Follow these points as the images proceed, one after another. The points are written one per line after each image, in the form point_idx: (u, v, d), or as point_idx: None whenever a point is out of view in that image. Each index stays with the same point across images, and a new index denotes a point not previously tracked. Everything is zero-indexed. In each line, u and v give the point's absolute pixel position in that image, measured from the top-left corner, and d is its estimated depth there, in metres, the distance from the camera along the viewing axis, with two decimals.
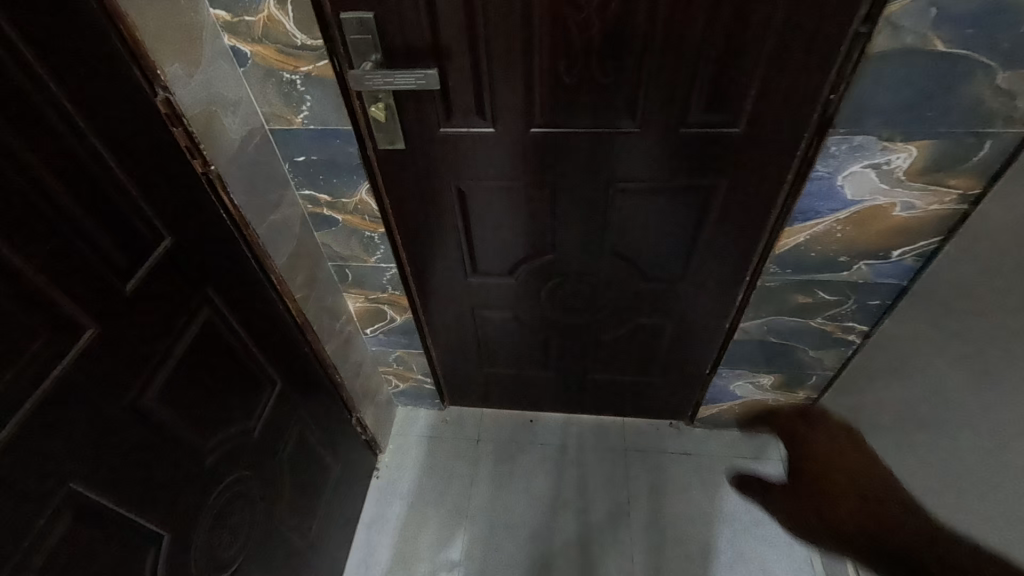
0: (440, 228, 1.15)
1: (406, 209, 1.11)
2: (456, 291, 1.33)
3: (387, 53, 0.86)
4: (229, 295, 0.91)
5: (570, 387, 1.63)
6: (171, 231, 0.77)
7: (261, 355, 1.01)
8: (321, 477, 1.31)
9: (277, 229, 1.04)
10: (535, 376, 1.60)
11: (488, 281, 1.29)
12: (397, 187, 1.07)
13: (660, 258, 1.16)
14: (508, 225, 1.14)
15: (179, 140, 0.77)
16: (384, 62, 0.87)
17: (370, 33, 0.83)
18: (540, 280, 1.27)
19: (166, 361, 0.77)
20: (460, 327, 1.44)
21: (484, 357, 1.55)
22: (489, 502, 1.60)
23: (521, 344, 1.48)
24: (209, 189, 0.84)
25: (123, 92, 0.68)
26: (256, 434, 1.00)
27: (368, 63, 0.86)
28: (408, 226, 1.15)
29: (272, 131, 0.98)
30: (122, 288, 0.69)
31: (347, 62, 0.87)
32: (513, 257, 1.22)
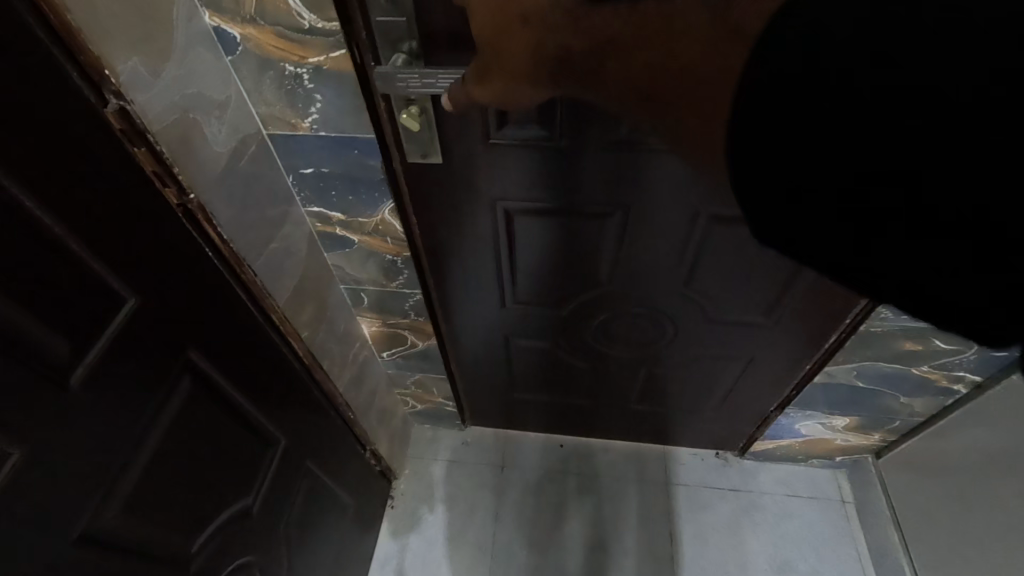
0: (476, 252, 0.95)
1: (437, 231, 0.90)
2: (488, 319, 1.12)
3: (424, 41, 0.64)
4: (221, 353, 0.71)
5: (610, 417, 1.44)
6: (137, 290, 0.56)
7: (263, 415, 0.82)
8: (334, 527, 1.14)
9: (279, 258, 0.84)
10: (570, 405, 1.41)
11: (528, 310, 1.09)
12: (429, 206, 0.85)
13: (745, 291, 0.96)
14: (560, 251, 0.93)
15: (143, 165, 0.56)
16: (419, 53, 0.65)
17: (404, 15, 0.61)
18: (592, 312, 1.06)
19: (134, 464, 0.59)
20: (490, 355, 1.25)
21: (516, 384, 1.36)
22: (518, 536, 1.45)
23: (559, 374, 1.29)
24: (188, 223, 0.63)
25: (56, 110, 0.47)
26: (255, 510, 0.82)
27: (398, 55, 0.64)
28: (439, 251, 0.94)
29: (271, 136, 0.76)
30: (66, 390, 0.50)
31: (371, 53, 0.65)
32: (562, 286, 1.02)
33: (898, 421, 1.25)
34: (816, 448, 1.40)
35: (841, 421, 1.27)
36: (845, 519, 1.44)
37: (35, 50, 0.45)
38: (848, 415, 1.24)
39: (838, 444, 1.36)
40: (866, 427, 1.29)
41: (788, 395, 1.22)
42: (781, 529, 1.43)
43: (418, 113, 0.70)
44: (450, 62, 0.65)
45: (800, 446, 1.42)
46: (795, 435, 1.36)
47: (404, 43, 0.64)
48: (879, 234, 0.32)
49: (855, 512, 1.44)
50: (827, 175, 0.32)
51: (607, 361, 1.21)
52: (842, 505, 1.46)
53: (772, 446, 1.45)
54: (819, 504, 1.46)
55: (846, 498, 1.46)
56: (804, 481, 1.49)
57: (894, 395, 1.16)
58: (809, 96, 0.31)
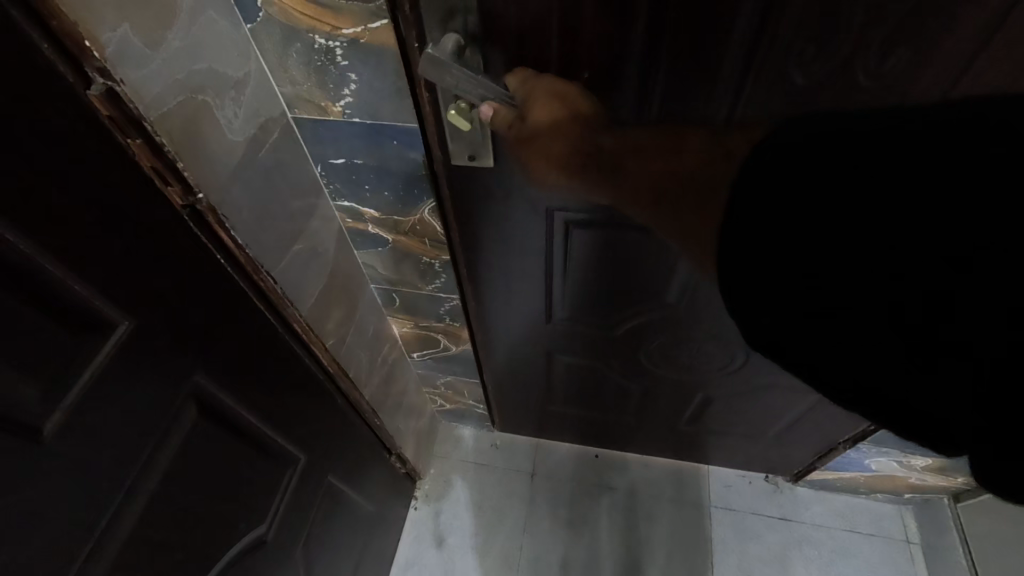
0: (523, 265, 0.82)
1: (481, 242, 0.78)
2: (531, 334, 1.01)
3: (486, 18, 0.51)
4: (235, 376, 0.61)
5: (655, 436, 1.33)
6: (131, 313, 0.47)
7: (282, 436, 0.73)
8: (354, 537, 1.07)
9: (305, 261, 0.73)
10: (611, 422, 1.29)
11: (577, 327, 0.97)
12: (476, 212, 0.73)
13: None
14: (623, 267, 0.80)
15: (139, 161, 0.46)
16: (477, 30, 0.52)
17: None
18: (651, 331, 0.93)
19: (127, 510, 0.51)
20: (530, 367, 1.13)
21: (553, 398, 1.25)
22: (546, 549, 1.37)
23: (603, 391, 1.17)
24: (198, 230, 0.53)
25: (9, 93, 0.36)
26: (270, 537, 0.75)
27: (451, 37, 0.51)
28: (480, 263, 0.82)
29: (297, 120, 0.65)
30: (36, 441, 0.42)
31: (415, 29, 0.52)
32: (619, 306, 0.89)
33: None
34: (883, 483, 1.26)
35: (920, 461, 1.13)
36: (910, 561, 1.30)
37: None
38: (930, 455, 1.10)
39: (912, 482, 1.21)
40: (948, 469, 1.14)
41: (863, 429, 1.07)
42: (835, 567, 1.31)
43: (470, 111, 0.56)
44: (516, 47, 0.53)
45: (864, 481, 1.28)
46: (862, 469, 1.22)
47: (458, 18, 0.51)
48: (850, 275, 0.36)
49: (921, 554, 1.31)
50: (815, 244, 0.37)
51: (660, 381, 1.08)
52: (906, 546, 1.33)
53: (832, 476, 1.31)
54: (880, 541, 1.33)
55: (911, 539, 1.33)
56: (864, 515, 1.36)
57: None
58: (785, 189, 0.38)
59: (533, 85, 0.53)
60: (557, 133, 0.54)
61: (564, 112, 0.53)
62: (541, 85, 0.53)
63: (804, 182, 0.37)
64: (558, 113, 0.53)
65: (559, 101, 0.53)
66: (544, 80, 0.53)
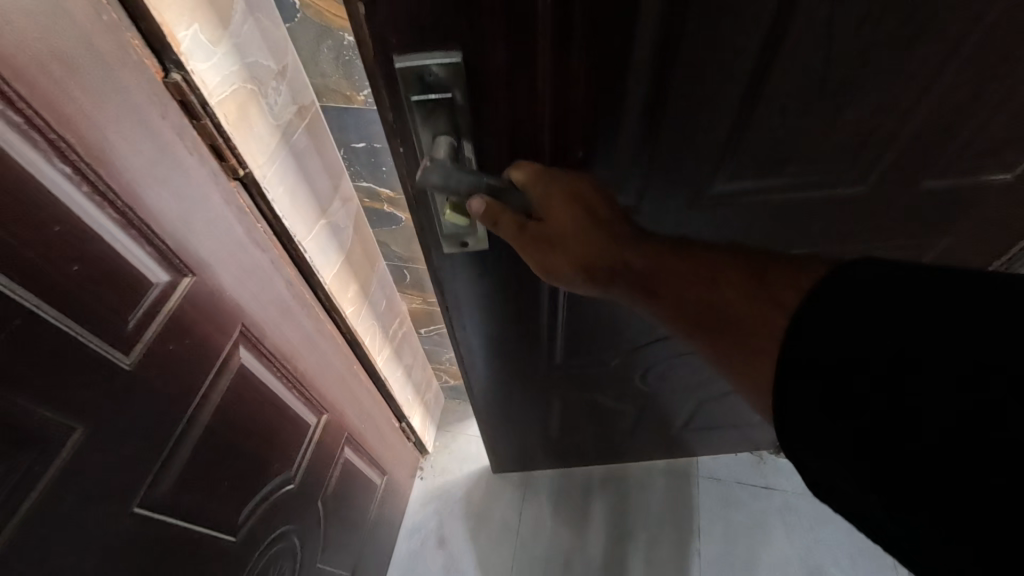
0: (525, 334, 0.85)
1: (481, 324, 0.81)
2: (533, 384, 1.03)
3: (478, 118, 0.48)
4: (268, 328, 0.71)
5: (654, 441, 1.39)
6: (193, 269, 0.56)
7: (306, 390, 0.82)
8: (367, 495, 1.17)
9: (329, 235, 0.82)
10: (610, 433, 1.33)
11: (583, 366, 1.00)
12: (478, 293, 0.73)
13: None
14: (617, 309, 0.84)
15: (199, 139, 0.56)
16: (468, 131, 0.48)
17: (448, 92, 0.45)
18: (651, 356, 1.00)
19: (187, 440, 0.59)
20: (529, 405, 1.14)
21: (555, 432, 1.29)
22: (542, 536, 1.43)
23: (601, 414, 1.22)
24: (241, 199, 0.63)
25: (105, 87, 0.45)
26: (296, 482, 0.84)
27: (442, 141, 0.46)
28: (478, 339, 0.86)
29: (324, 109, 0.72)
30: (127, 367, 0.50)
31: (400, 138, 0.48)
32: (619, 340, 0.94)
33: None
34: None
35: None
36: None
37: (94, 25, 0.44)
38: None
39: None
40: None
41: None
42: (814, 532, 1.40)
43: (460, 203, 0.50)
44: (510, 141, 0.50)
45: None
46: None
47: (444, 122, 0.47)
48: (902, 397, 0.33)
49: None
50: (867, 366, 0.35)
51: (655, 388, 1.13)
52: None
53: None
54: None
55: None
56: None
57: None
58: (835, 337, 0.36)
59: (544, 180, 0.49)
60: (579, 247, 0.51)
61: (584, 218, 0.49)
62: (555, 184, 0.49)
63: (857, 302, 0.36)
64: (579, 220, 0.49)
65: (568, 197, 0.49)
66: (553, 178, 0.49)
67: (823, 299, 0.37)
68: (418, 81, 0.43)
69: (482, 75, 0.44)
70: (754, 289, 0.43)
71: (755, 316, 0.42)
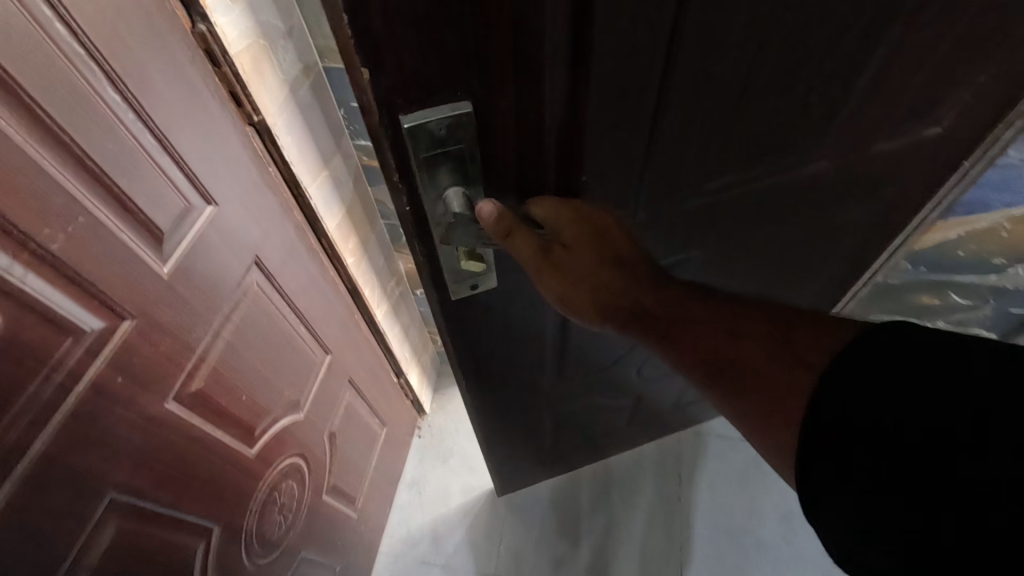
0: (529, 359, 0.88)
1: (491, 361, 0.83)
2: (534, 403, 1.05)
3: (485, 163, 0.49)
4: (277, 262, 0.80)
5: (647, 428, 1.46)
6: (215, 198, 0.64)
7: (309, 326, 0.91)
8: (368, 440, 1.26)
9: (331, 188, 0.91)
10: (607, 428, 1.36)
11: (579, 374, 1.03)
12: (488, 331, 0.74)
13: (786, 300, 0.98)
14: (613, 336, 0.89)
15: (220, 85, 0.64)
16: (477, 176, 0.49)
17: (458, 145, 0.45)
18: (641, 356, 1.08)
19: (212, 352, 0.68)
20: (529, 420, 1.12)
21: (559, 443, 1.33)
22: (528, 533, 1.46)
23: (598, 416, 1.27)
24: (255, 143, 0.72)
25: (144, 28, 0.53)
26: (304, 412, 0.93)
27: (454, 191, 0.48)
28: (492, 373, 0.87)
29: (327, 69, 0.80)
30: (163, 275, 0.58)
31: (408, 194, 0.48)
32: (619, 352, 1.02)
33: None
34: None
35: None
36: None
37: None
38: None
39: None
40: None
41: None
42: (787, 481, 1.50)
43: (474, 226, 0.49)
44: (516, 176, 0.51)
45: None
46: None
47: (449, 168, 0.47)
48: (927, 464, 0.39)
49: None
50: (890, 434, 0.41)
51: (646, 374, 1.17)
52: None
53: None
54: None
55: None
56: None
57: None
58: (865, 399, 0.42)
59: (565, 212, 0.52)
60: (596, 282, 0.56)
61: (604, 254, 0.55)
62: (575, 214, 0.53)
63: (875, 377, 0.42)
64: (599, 253, 0.55)
65: (588, 225, 0.54)
66: (568, 209, 0.52)
67: (844, 369, 0.44)
68: (427, 136, 0.44)
69: (488, 117, 0.45)
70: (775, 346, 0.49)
71: (780, 369, 0.48)
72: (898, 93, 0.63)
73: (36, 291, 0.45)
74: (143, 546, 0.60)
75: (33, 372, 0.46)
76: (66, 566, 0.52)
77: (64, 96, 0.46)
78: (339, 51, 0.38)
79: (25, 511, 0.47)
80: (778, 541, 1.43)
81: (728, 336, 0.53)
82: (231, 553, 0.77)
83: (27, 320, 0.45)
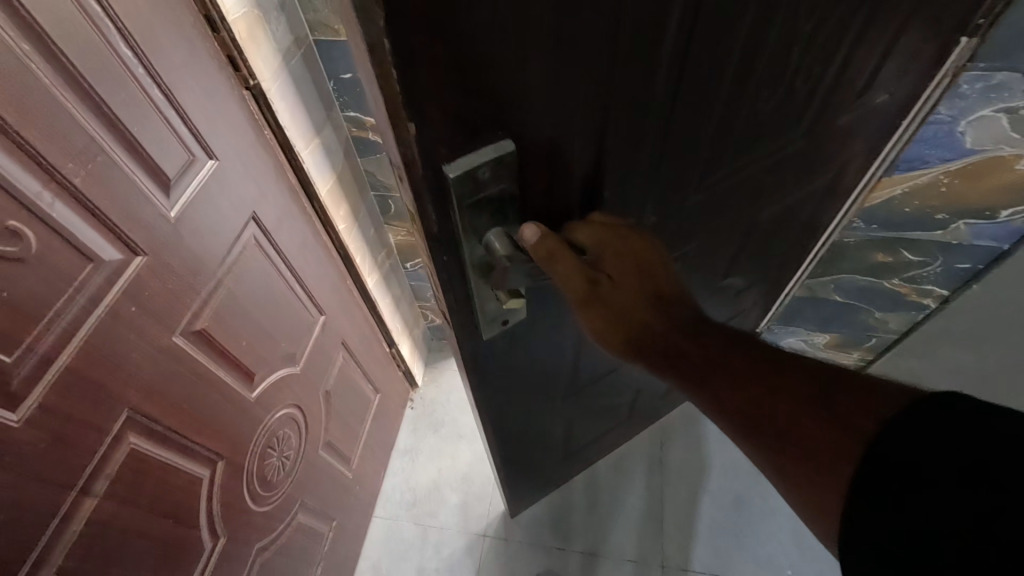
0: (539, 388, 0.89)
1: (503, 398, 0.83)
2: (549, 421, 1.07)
3: (521, 200, 0.48)
4: (272, 219, 0.86)
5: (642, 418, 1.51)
6: (214, 153, 0.70)
7: (301, 286, 0.96)
8: (362, 405, 1.33)
9: (322, 155, 0.96)
10: (606, 427, 1.37)
11: (590, 387, 1.07)
12: (509, 361, 0.74)
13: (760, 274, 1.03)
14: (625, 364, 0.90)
15: (218, 49, 0.70)
16: (516, 216, 0.48)
17: (501, 185, 0.44)
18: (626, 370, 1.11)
19: (215, 296, 0.74)
20: (541, 441, 1.13)
21: (567, 452, 1.31)
22: (518, 526, 1.47)
23: (601, 420, 1.29)
24: (249, 106, 0.78)
25: None
26: (299, 365, 0.99)
27: (496, 233, 0.47)
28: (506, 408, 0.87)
29: (317, 42, 0.86)
30: (170, 219, 0.64)
31: (450, 240, 0.47)
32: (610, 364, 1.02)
33: (875, 338, 1.32)
34: None
35: (820, 338, 1.37)
36: None
37: None
38: (827, 332, 1.34)
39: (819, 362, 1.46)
40: (846, 346, 1.38)
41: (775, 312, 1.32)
42: None
43: (527, 264, 0.49)
44: (548, 205, 0.50)
45: None
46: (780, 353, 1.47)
47: (492, 209, 0.46)
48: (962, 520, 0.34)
49: None
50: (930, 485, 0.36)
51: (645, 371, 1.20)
52: None
53: None
54: None
55: None
56: None
57: (869, 310, 1.23)
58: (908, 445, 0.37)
59: (610, 241, 0.53)
60: (634, 318, 0.54)
61: (647, 289, 0.54)
62: (620, 244, 0.54)
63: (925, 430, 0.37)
64: (643, 290, 0.54)
65: (633, 260, 0.54)
66: (616, 240, 0.54)
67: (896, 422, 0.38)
68: (470, 182, 0.42)
69: (525, 149, 0.43)
70: (814, 402, 0.43)
71: (817, 428, 0.42)
72: (861, 77, 0.67)
73: (62, 217, 0.52)
74: (156, 466, 0.66)
75: (60, 289, 0.52)
76: (89, 472, 0.58)
77: (83, 47, 0.52)
78: (384, 105, 0.35)
79: (55, 414, 0.53)
80: (751, 495, 1.51)
81: (765, 392, 0.46)
82: (234, 488, 0.83)
83: (52, 241, 0.51)
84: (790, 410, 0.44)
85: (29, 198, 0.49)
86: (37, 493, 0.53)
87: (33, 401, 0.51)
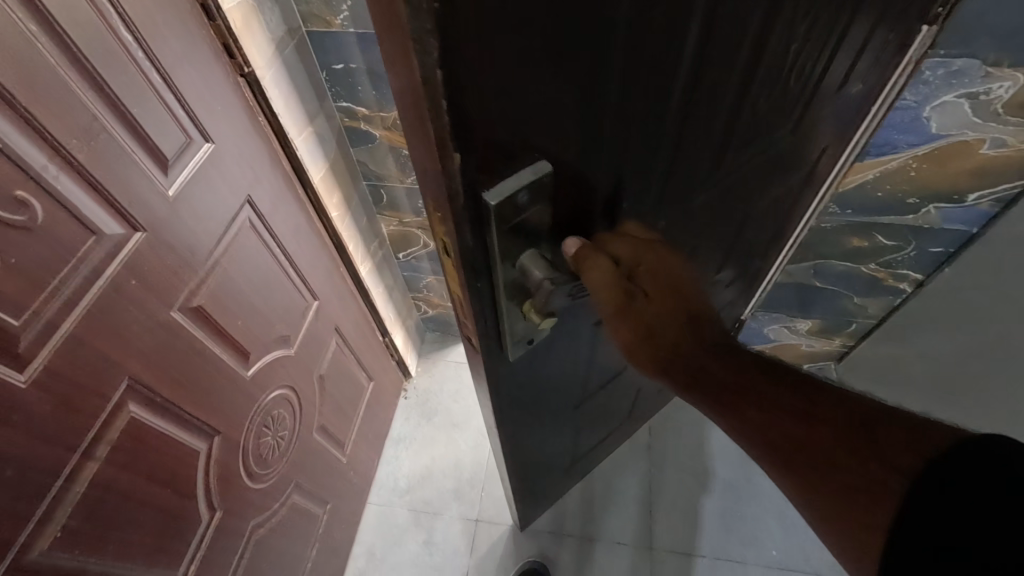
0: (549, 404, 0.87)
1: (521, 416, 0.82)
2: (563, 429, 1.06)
3: (554, 222, 0.48)
4: (266, 203, 0.88)
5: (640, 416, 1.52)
6: (211, 136, 0.73)
7: (295, 270, 0.99)
8: (355, 392, 1.35)
9: (315, 143, 0.99)
10: (606, 432, 1.37)
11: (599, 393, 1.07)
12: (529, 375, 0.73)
13: (747, 264, 1.06)
14: None
15: (214, 36, 0.73)
16: (549, 238, 0.48)
17: (538, 208, 0.44)
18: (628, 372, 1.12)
19: (212, 275, 0.77)
20: (551, 451, 1.12)
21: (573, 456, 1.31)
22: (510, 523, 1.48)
23: (605, 421, 1.29)
24: (244, 92, 0.81)
25: None
26: (293, 348, 1.02)
27: (531, 255, 0.47)
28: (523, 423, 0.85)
29: (310, 33, 0.89)
30: (168, 196, 0.67)
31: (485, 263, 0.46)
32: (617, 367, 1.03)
33: (855, 324, 1.37)
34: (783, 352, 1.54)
35: (802, 324, 1.41)
36: None
37: None
38: (808, 318, 1.38)
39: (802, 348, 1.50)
40: (828, 331, 1.42)
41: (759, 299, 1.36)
42: None
43: (569, 283, 0.50)
44: (574, 222, 0.50)
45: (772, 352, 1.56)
46: (764, 340, 1.50)
47: (529, 232, 0.45)
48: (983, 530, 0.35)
49: None
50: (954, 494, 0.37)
51: None
52: None
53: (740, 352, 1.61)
54: None
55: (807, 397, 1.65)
56: None
57: (848, 296, 1.28)
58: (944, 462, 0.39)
59: (646, 259, 0.55)
60: (666, 339, 0.54)
61: (677, 309, 0.55)
62: (660, 264, 0.55)
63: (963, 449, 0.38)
64: (679, 310, 0.55)
65: (668, 282, 0.56)
66: (653, 260, 0.55)
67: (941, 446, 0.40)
68: (510, 207, 0.41)
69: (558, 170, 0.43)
70: (857, 433, 0.44)
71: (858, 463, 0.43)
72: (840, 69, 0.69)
73: (65, 189, 0.55)
74: (155, 435, 0.69)
75: (64, 258, 0.55)
76: (92, 435, 0.60)
77: (86, 29, 0.55)
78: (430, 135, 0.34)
79: (60, 377, 0.56)
80: (738, 481, 1.55)
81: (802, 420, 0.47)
82: (230, 463, 0.85)
83: (56, 211, 0.54)
84: (826, 441, 0.45)
85: (35, 170, 0.52)
86: (42, 451, 0.55)
87: (39, 362, 0.54)
